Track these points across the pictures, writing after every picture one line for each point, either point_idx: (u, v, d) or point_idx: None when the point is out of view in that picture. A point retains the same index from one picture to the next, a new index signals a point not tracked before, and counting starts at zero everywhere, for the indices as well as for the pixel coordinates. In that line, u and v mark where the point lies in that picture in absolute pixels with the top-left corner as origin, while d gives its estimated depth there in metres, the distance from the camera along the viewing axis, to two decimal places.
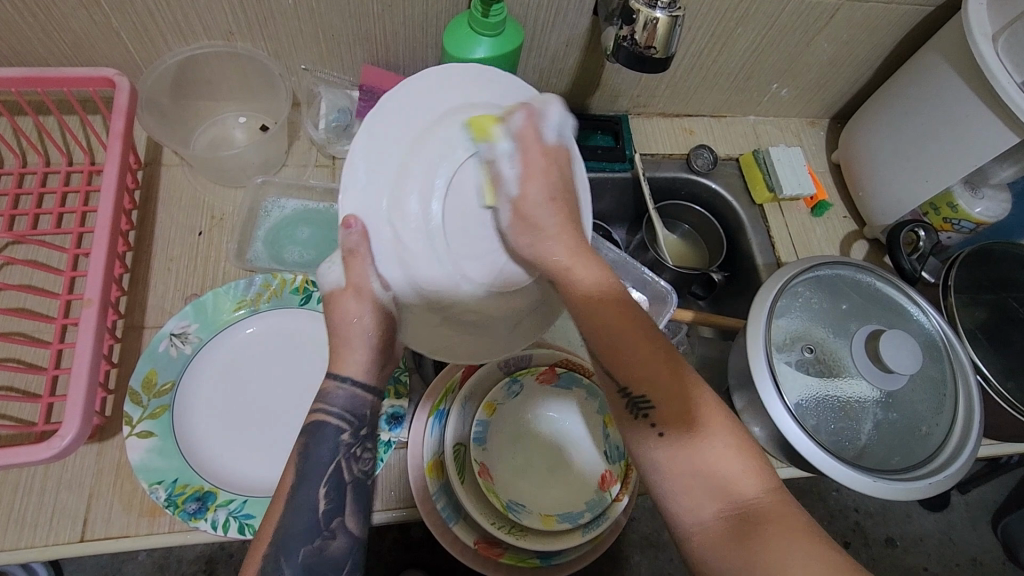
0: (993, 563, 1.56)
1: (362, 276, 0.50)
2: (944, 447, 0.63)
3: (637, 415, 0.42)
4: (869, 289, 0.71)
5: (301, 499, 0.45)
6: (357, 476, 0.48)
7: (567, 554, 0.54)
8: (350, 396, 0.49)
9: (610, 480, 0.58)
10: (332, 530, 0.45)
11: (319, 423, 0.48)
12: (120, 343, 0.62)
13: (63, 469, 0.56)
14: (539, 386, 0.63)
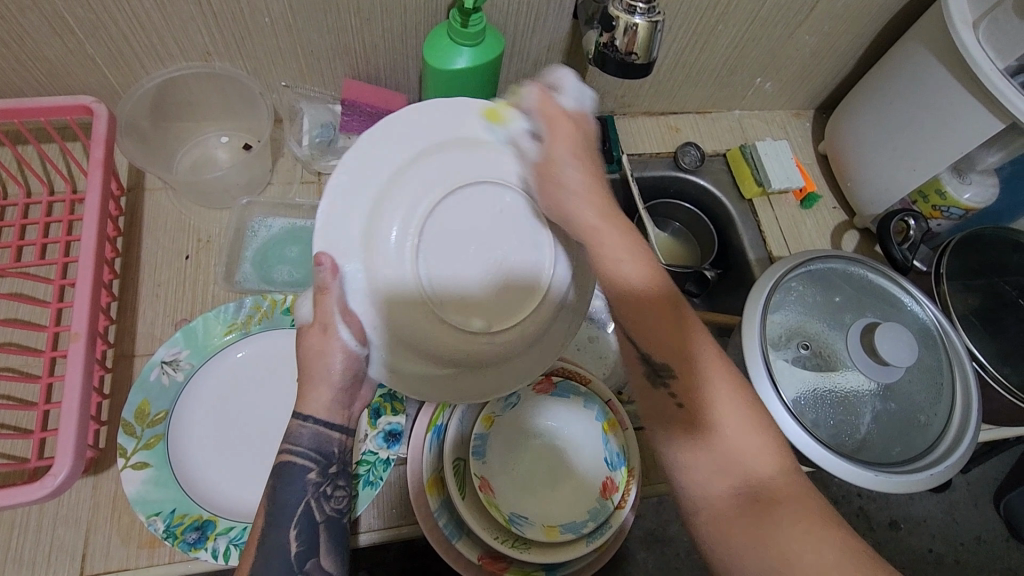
0: (997, 541, 1.60)
1: (328, 313, 0.50)
2: (943, 436, 0.63)
3: (658, 384, 0.47)
4: (862, 281, 0.71)
5: (272, 543, 0.45)
6: (330, 516, 0.48)
7: (571, 565, 0.54)
8: (317, 436, 0.49)
9: (612, 489, 0.56)
10: (306, 572, 0.45)
11: (285, 462, 0.48)
12: (110, 373, 0.61)
13: (59, 505, 0.55)
14: (536, 397, 0.62)
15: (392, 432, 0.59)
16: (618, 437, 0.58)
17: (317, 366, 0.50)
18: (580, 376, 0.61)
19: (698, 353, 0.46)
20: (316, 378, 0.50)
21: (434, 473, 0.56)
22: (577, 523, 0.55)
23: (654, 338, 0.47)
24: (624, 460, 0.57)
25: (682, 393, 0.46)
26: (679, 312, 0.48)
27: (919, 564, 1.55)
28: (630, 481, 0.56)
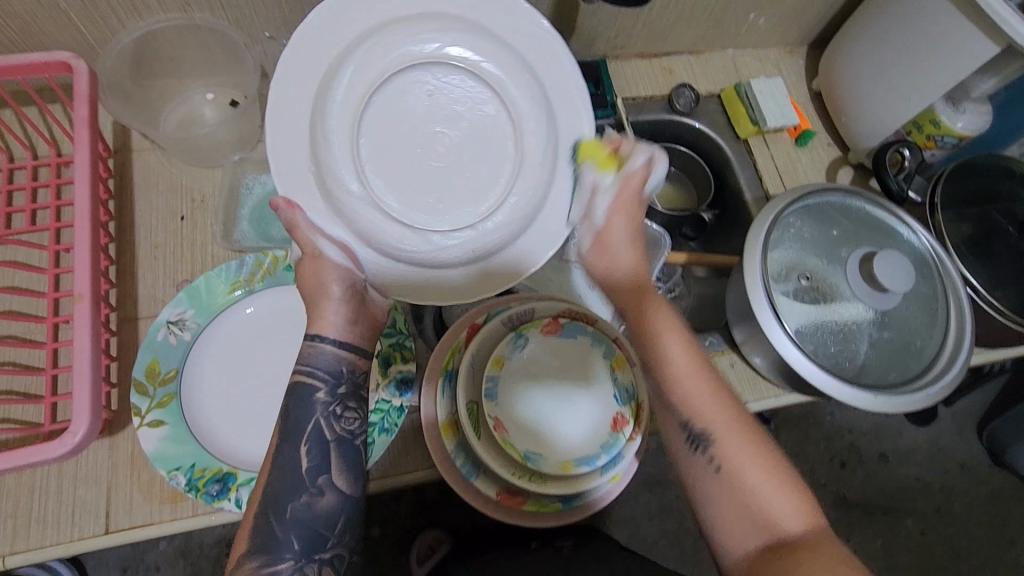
0: (980, 467, 1.69)
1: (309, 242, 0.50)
2: (937, 360, 0.65)
3: (694, 449, 0.49)
4: (859, 213, 0.72)
5: (285, 460, 0.48)
6: (340, 435, 0.50)
7: (586, 496, 0.56)
8: (326, 355, 0.51)
9: (624, 422, 0.57)
10: (319, 487, 0.48)
11: (298, 381, 0.50)
12: (115, 336, 0.61)
13: (77, 465, 0.56)
14: (545, 339, 0.61)
15: (403, 381, 0.60)
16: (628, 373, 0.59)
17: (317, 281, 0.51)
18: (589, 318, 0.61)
19: (692, 381, 0.50)
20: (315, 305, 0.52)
21: (448, 416, 0.57)
22: (591, 457, 0.56)
23: (683, 391, 0.50)
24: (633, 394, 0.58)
25: (721, 462, 0.48)
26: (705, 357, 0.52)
27: (907, 491, 1.65)
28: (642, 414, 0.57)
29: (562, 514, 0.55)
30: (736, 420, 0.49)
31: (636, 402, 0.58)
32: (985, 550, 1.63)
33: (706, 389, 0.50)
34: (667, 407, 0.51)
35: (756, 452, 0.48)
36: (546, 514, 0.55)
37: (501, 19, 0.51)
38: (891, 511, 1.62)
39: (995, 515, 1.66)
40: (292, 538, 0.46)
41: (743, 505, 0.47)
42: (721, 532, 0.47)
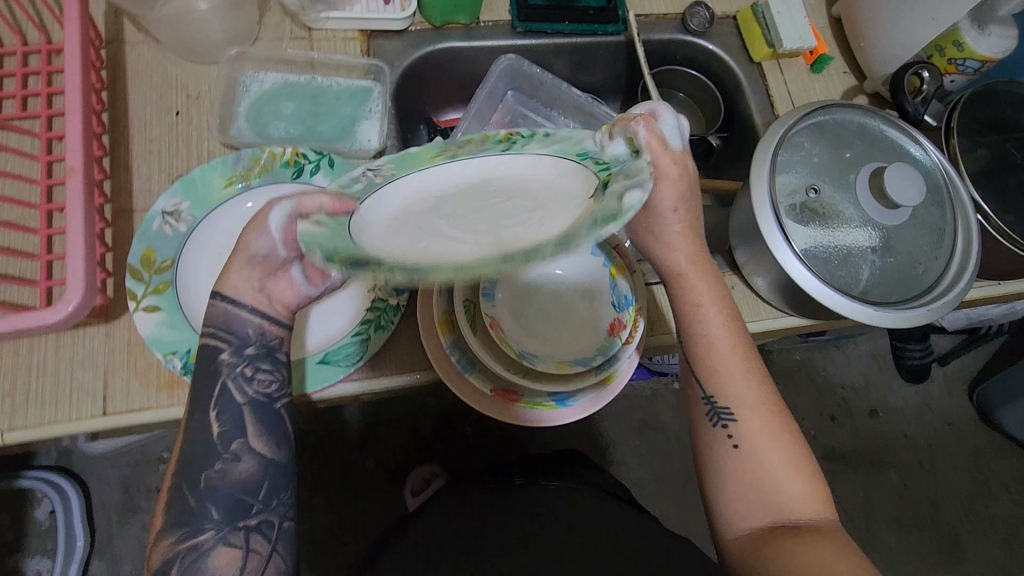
0: (967, 424, 1.73)
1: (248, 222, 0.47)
2: (938, 284, 0.65)
3: (718, 422, 0.55)
4: (873, 134, 0.71)
5: (198, 422, 0.47)
6: (252, 397, 0.49)
7: (581, 395, 0.56)
8: (236, 318, 0.49)
9: (620, 327, 0.58)
10: (235, 453, 0.47)
11: (206, 342, 0.49)
12: (110, 227, 0.60)
13: (74, 349, 0.56)
14: None
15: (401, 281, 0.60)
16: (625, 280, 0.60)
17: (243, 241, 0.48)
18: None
19: (730, 367, 0.55)
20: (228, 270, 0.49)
21: (444, 314, 0.57)
22: (585, 358, 0.57)
23: (720, 373, 0.56)
24: (630, 301, 0.58)
25: (739, 437, 0.55)
26: (748, 351, 0.56)
27: (893, 445, 1.68)
28: (638, 319, 0.57)
29: (556, 413, 0.56)
30: (761, 405, 0.55)
31: (636, 306, 0.57)
32: (966, 505, 1.67)
33: (740, 378, 0.55)
34: (697, 387, 0.57)
35: (775, 435, 0.55)
36: (540, 412, 0.56)
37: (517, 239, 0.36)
38: (876, 464, 1.66)
39: (979, 471, 1.69)
40: (211, 510, 0.46)
41: (752, 490, 0.54)
42: (729, 506, 0.55)
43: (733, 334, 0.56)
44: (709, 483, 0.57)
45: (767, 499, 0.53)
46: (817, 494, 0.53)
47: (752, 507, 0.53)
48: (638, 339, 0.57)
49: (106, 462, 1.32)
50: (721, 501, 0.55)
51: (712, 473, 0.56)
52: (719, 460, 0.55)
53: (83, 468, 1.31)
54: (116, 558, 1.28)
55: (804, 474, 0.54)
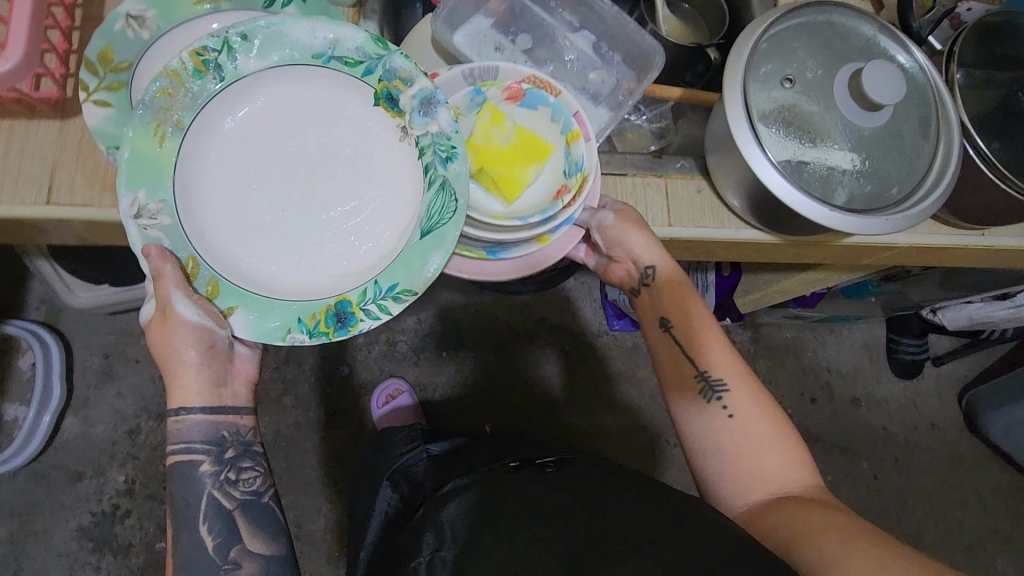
0: (952, 430, 1.67)
1: (169, 311, 0.56)
2: (904, 207, 0.63)
3: (713, 397, 0.65)
4: (870, 41, 0.66)
5: (190, 538, 0.60)
6: (241, 499, 0.62)
7: (510, 249, 0.65)
8: (198, 427, 0.60)
9: (566, 191, 0.63)
10: (234, 560, 0.60)
11: (183, 462, 0.60)
12: (78, 32, 0.60)
13: (26, 139, 0.58)
14: (505, 103, 0.65)
15: None
16: (580, 147, 0.64)
17: (173, 357, 0.59)
18: (551, 89, 0.65)
19: (717, 355, 0.67)
20: (177, 385, 0.60)
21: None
22: (525, 216, 0.62)
23: (708, 355, 0.67)
24: (581, 167, 0.64)
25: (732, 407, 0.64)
26: (725, 344, 0.68)
27: (871, 439, 1.64)
28: (583, 183, 0.63)
29: (485, 261, 0.65)
30: (745, 381, 0.66)
31: (583, 173, 0.63)
32: (939, 510, 1.61)
33: (726, 357, 0.67)
34: (690, 367, 0.67)
35: (761, 410, 0.65)
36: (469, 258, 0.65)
37: (400, 199, 0.59)
38: (849, 453, 1.62)
39: (958, 479, 1.63)
40: None
41: (750, 457, 0.62)
42: (728, 476, 0.62)
43: (716, 332, 0.68)
44: (707, 455, 0.64)
45: (758, 474, 0.62)
46: (802, 464, 0.62)
47: (750, 484, 0.62)
48: (578, 204, 0.63)
49: (91, 327, 1.37)
50: (720, 475, 0.63)
51: (704, 451, 0.65)
52: (715, 431, 0.64)
53: (69, 328, 1.36)
54: (90, 417, 1.33)
55: (788, 448, 0.63)
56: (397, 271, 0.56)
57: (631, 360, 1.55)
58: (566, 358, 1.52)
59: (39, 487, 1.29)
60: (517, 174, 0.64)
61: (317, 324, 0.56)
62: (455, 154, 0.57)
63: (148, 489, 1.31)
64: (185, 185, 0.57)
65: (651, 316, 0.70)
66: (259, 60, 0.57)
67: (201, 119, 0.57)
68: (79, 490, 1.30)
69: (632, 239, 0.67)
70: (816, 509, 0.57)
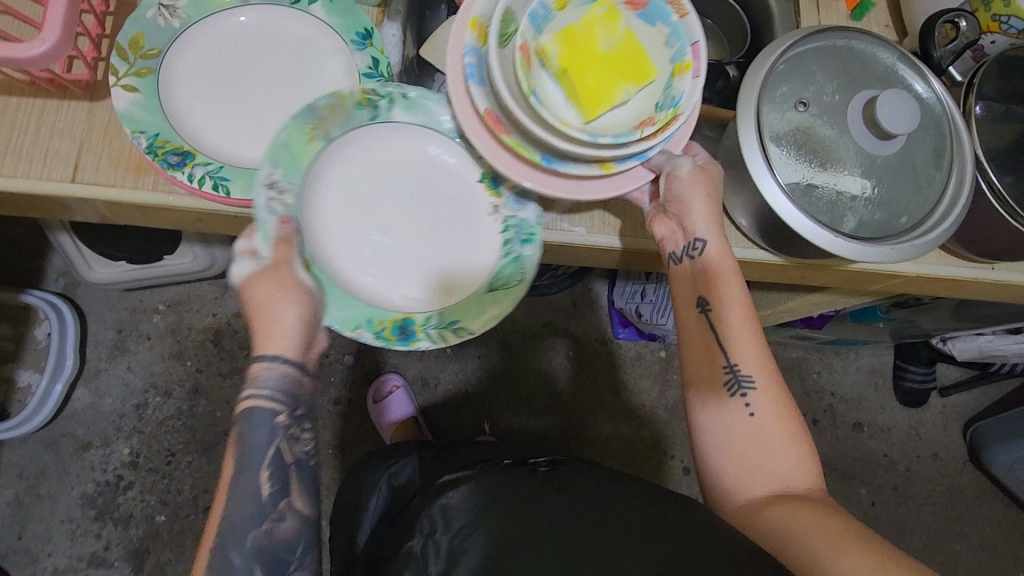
0: (955, 461, 1.65)
1: (283, 262, 0.55)
2: (913, 235, 0.63)
3: (737, 388, 0.60)
4: (886, 67, 0.66)
5: (246, 486, 0.51)
6: (298, 459, 0.53)
7: (567, 162, 0.59)
8: (274, 375, 0.52)
9: (650, 123, 0.56)
10: (279, 513, 0.52)
11: (253, 407, 0.52)
12: (112, 17, 0.62)
13: (56, 118, 0.60)
14: (622, 6, 0.58)
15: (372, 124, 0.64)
16: (683, 81, 0.56)
17: (272, 305, 0.53)
18: (677, 5, 0.57)
19: (747, 342, 0.61)
20: (273, 329, 0.53)
21: (483, 17, 0.59)
22: (596, 135, 0.55)
23: (739, 341, 0.61)
24: (676, 103, 0.56)
25: (754, 404, 0.60)
26: (756, 330, 0.62)
27: (872, 465, 1.63)
28: (671, 121, 0.56)
29: (536, 166, 0.58)
30: (771, 374, 0.61)
31: (677, 108, 0.55)
32: (937, 541, 1.59)
33: (759, 350, 0.62)
34: (719, 353, 0.61)
35: (780, 408, 0.60)
36: (521, 154, 0.58)
37: (484, 253, 0.66)
38: (848, 478, 1.61)
39: (957, 511, 1.61)
40: (253, 567, 0.51)
41: (762, 456, 0.58)
42: (739, 474, 0.58)
43: (748, 316, 0.62)
44: (718, 446, 0.60)
45: (764, 471, 0.58)
46: (812, 467, 0.59)
47: (751, 480, 0.58)
48: (657, 142, 0.56)
49: (107, 301, 1.40)
50: (730, 470, 0.59)
51: (714, 440, 0.60)
52: (732, 424, 0.60)
53: (85, 301, 1.39)
54: (100, 389, 1.36)
55: (799, 450, 0.59)
56: (459, 310, 0.65)
57: (635, 369, 1.55)
58: (569, 363, 1.53)
59: (48, 453, 1.32)
60: (608, 87, 0.56)
61: (383, 329, 0.63)
62: (533, 240, 0.66)
63: (152, 463, 1.34)
64: (315, 180, 0.62)
65: (687, 292, 0.63)
66: (409, 113, 0.64)
67: (347, 135, 0.63)
68: (86, 459, 1.33)
69: (696, 200, 0.62)
70: (821, 514, 0.54)
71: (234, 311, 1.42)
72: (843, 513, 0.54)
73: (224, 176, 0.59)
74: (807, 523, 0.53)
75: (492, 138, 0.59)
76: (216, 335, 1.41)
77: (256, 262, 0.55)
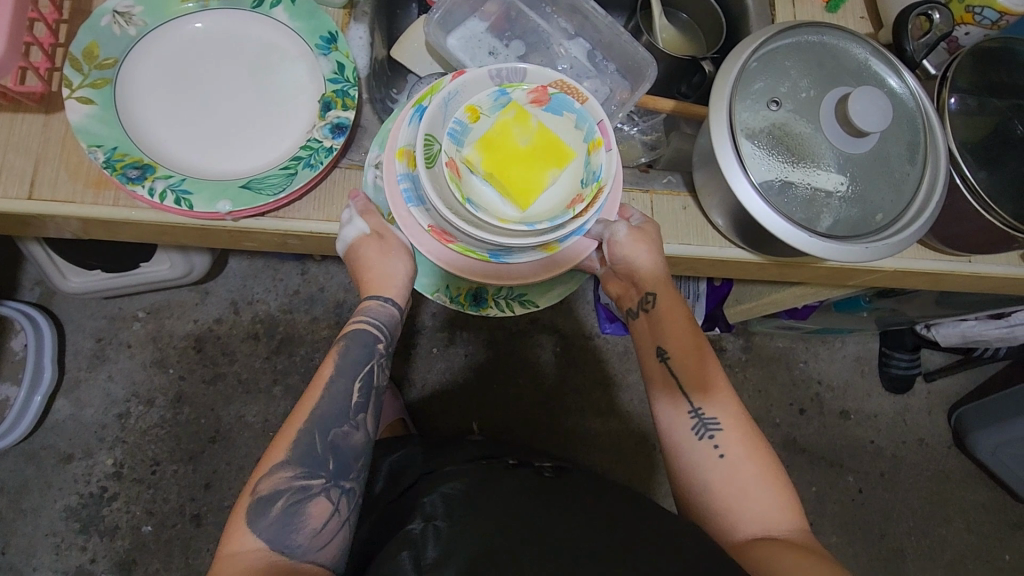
0: (939, 446, 1.67)
1: (382, 226, 0.62)
2: (888, 234, 0.63)
3: (706, 433, 0.63)
4: (858, 63, 0.66)
5: (338, 387, 0.59)
6: (379, 386, 0.62)
7: (515, 254, 0.62)
8: (385, 311, 0.62)
9: (579, 201, 0.58)
10: (357, 423, 0.59)
11: (364, 327, 0.62)
12: (66, 25, 0.60)
13: (10, 133, 0.58)
14: (527, 106, 0.60)
15: (338, 125, 0.60)
16: (600, 156, 0.58)
17: (381, 261, 0.62)
18: (578, 95, 0.60)
19: (715, 389, 0.65)
20: (384, 277, 0.62)
21: (408, 145, 0.61)
22: (533, 223, 0.57)
23: (703, 387, 0.65)
24: (599, 177, 0.58)
25: (723, 446, 0.62)
26: (720, 376, 0.66)
27: (859, 452, 1.64)
28: (598, 195, 0.57)
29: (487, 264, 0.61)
30: (739, 418, 0.64)
31: (600, 181, 0.57)
32: (924, 525, 1.61)
33: (722, 392, 0.65)
34: (684, 400, 0.65)
35: (751, 450, 0.63)
36: (472, 258, 0.60)
37: None
38: (835, 465, 1.62)
39: (942, 495, 1.63)
40: (328, 459, 0.57)
41: (742, 497, 0.61)
42: (723, 513, 0.61)
43: (709, 364, 0.66)
44: (698, 487, 0.62)
45: (741, 509, 0.60)
46: (790, 507, 0.61)
47: (732, 519, 0.60)
48: (591, 216, 0.58)
49: (85, 310, 1.37)
50: (715, 509, 0.61)
51: (693, 480, 0.63)
52: (706, 468, 0.62)
53: (62, 310, 1.36)
54: (80, 400, 1.34)
55: (774, 486, 0.62)
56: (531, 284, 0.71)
57: (623, 363, 1.55)
58: (555, 359, 1.53)
59: (29, 466, 1.30)
60: (533, 180, 0.58)
61: (458, 295, 0.70)
62: None
63: (136, 472, 1.32)
64: None
65: (648, 343, 0.68)
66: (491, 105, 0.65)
67: None
68: (68, 471, 1.31)
69: (638, 253, 0.66)
70: (800, 554, 0.56)
71: (216, 316, 1.40)
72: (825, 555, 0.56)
73: (186, 189, 0.57)
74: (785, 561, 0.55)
75: (440, 247, 0.62)
76: (198, 341, 1.39)
77: (362, 227, 0.62)
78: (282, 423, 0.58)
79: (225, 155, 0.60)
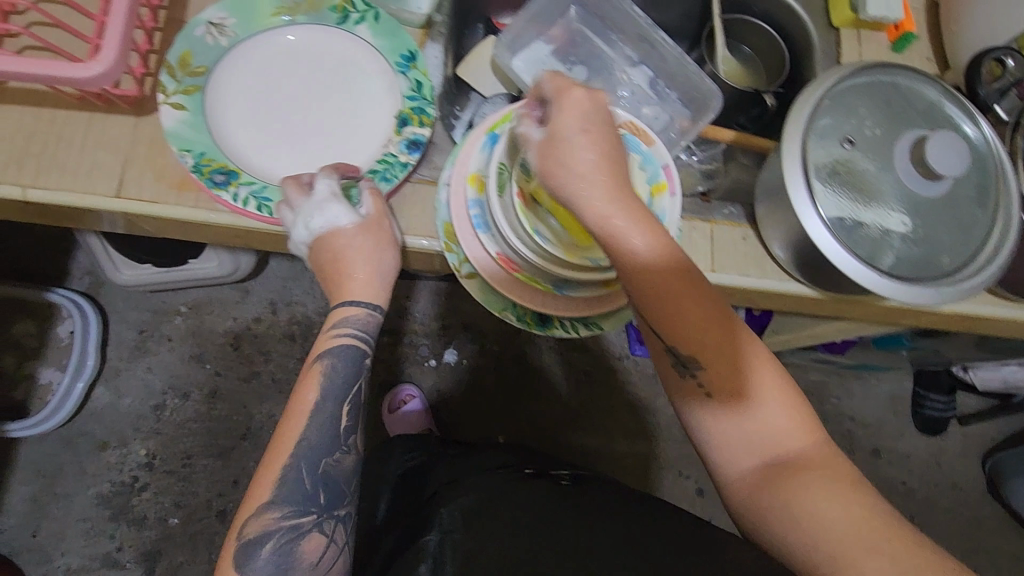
0: (973, 492, 1.63)
1: (381, 213, 0.60)
2: (953, 278, 0.62)
3: (687, 374, 0.54)
4: (929, 104, 0.66)
5: (326, 413, 0.58)
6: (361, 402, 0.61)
7: (578, 289, 0.61)
8: (369, 319, 0.60)
9: None
10: (346, 447, 0.59)
11: (348, 344, 0.59)
12: (161, 33, 0.63)
13: (102, 133, 0.60)
14: None
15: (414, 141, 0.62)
16: (664, 200, 0.60)
17: (373, 261, 0.59)
18: (645, 136, 0.61)
19: (692, 323, 0.52)
20: (375, 277, 0.59)
21: (480, 171, 0.62)
22: (598, 259, 0.58)
23: (685, 329, 0.53)
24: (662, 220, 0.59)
25: (709, 383, 0.54)
26: (707, 300, 0.53)
27: (889, 493, 1.60)
28: None
29: (550, 296, 0.61)
30: (724, 347, 0.53)
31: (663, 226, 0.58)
32: None
33: (702, 324, 0.53)
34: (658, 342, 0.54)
35: (757, 381, 0.53)
36: (536, 289, 0.61)
37: None
38: None
39: (974, 543, 1.59)
40: (318, 493, 0.56)
41: (750, 436, 0.53)
42: (726, 450, 0.54)
43: (697, 297, 0.52)
44: (694, 427, 0.56)
45: (749, 444, 0.54)
46: (804, 424, 0.54)
47: (738, 451, 0.54)
48: None
49: (130, 302, 1.41)
50: (718, 450, 0.55)
51: (695, 427, 0.56)
52: (699, 409, 0.55)
53: (108, 301, 1.40)
54: (119, 390, 1.37)
55: (784, 408, 0.54)
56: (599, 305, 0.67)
57: (652, 387, 1.54)
58: (584, 378, 1.52)
59: (67, 452, 1.33)
60: None
61: (525, 314, 0.65)
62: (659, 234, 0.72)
63: (167, 465, 1.34)
64: None
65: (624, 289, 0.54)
66: None
67: None
68: (103, 459, 1.34)
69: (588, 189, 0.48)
70: (819, 486, 0.51)
71: (255, 315, 1.43)
72: (848, 478, 0.51)
73: (267, 196, 0.59)
74: (798, 495, 0.50)
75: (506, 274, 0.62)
76: (236, 339, 1.41)
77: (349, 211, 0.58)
78: (270, 454, 0.57)
79: (303, 161, 0.62)
